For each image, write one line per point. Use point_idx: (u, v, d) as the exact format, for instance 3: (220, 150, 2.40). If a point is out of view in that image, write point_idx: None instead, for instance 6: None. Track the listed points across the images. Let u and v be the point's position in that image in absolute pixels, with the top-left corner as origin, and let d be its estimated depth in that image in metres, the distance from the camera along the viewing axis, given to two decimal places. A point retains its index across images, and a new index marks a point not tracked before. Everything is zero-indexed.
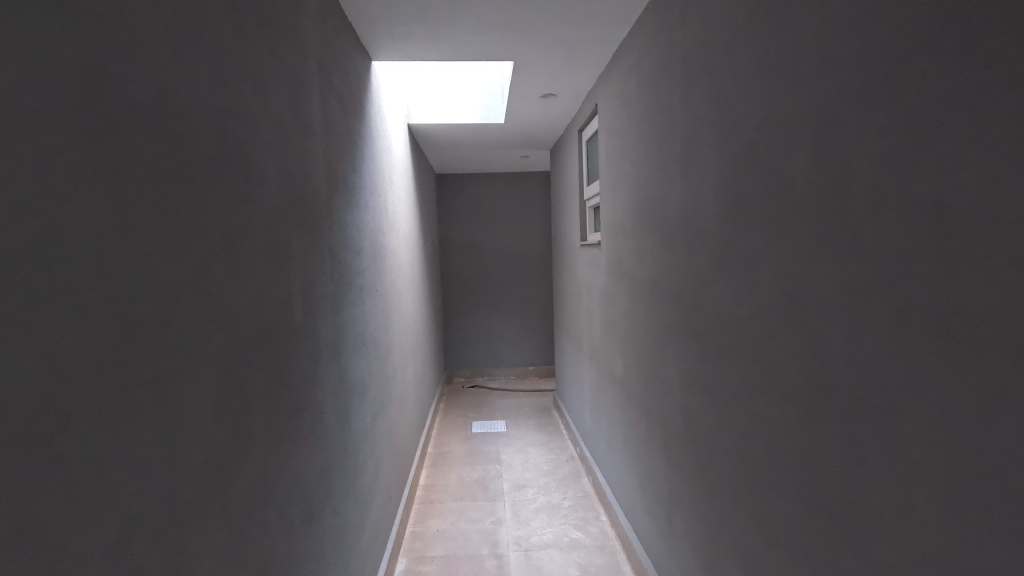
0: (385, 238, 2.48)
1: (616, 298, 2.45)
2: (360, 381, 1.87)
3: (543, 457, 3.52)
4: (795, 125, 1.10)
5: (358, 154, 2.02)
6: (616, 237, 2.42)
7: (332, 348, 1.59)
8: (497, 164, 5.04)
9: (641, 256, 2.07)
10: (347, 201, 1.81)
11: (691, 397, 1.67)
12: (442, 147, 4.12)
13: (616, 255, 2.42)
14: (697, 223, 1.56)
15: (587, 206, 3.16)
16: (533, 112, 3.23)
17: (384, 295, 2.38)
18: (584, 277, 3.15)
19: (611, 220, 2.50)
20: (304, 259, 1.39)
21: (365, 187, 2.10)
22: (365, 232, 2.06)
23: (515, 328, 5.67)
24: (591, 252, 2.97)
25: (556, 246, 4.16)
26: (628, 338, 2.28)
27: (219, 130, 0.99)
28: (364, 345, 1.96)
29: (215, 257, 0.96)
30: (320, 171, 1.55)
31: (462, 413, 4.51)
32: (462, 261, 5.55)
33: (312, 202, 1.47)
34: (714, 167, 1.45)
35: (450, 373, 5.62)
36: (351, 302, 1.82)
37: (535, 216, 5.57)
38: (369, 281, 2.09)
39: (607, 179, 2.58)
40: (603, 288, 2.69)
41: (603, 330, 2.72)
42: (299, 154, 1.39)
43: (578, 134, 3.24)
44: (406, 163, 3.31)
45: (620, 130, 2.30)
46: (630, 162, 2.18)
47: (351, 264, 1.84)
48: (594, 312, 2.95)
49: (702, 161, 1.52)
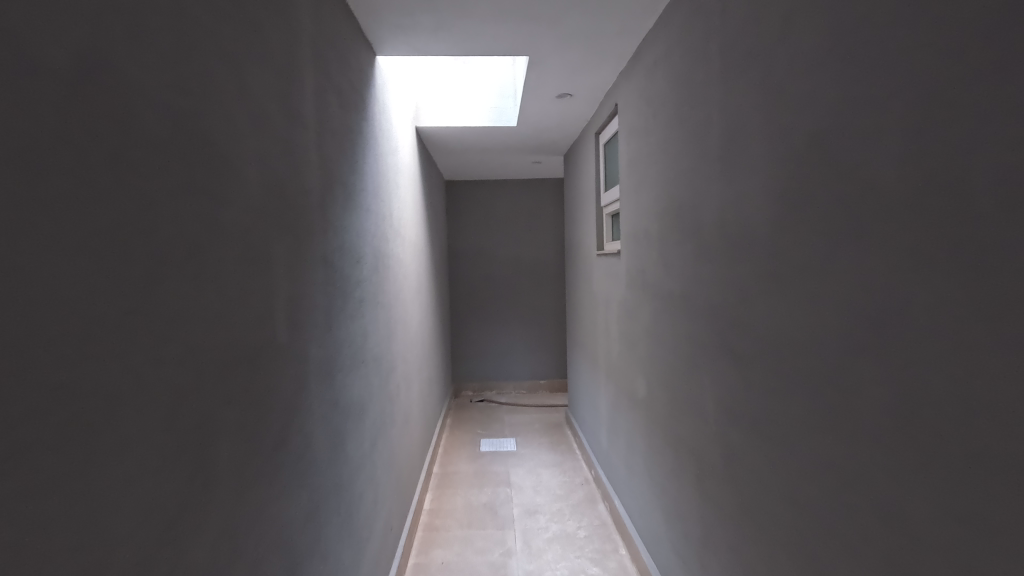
0: (388, 245, 2.31)
1: (638, 312, 2.26)
2: (358, 404, 1.70)
3: (555, 479, 3.32)
4: (870, 111, 0.93)
5: (359, 155, 1.86)
6: (639, 246, 2.23)
7: (325, 370, 1.41)
8: (508, 170, 4.88)
9: (668, 266, 1.88)
10: (344, 205, 1.64)
11: (729, 426, 1.48)
12: (451, 152, 3.96)
13: (638, 267, 2.24)
14: (738, 229, 1.38)
15: (604, 213, 2.99)
16: (547, 113, 3.07)
17: (386, 308, 2.21)
18: (601, 288, 2.96)
19: (633, 228, 2.32)
20: (292, 268, 1.22)
21: (366, 190, 1.94)
22: (366, 239, 1.89)
23: (526, 340, 5.47)
24: (610, 262, 2.78)
25: (570, 256, 3.98)
26: (652, 357, 2.10)
27: (185, 113, 0.83)
28: (363, 364, 1.78)
29: (174, 264, 0.79)
30: (315, 169, 1.39)
31: (470, 429, 4.31)
32: (472, 270, 5.38)
33: (305, 204, 1.31)
34: (763, 166, 1.26)
35: (458, 386, 5.43)
36: (349, 316, 1.65)
37: (547, 224, 5.40)
38: (370, 293, 1.92)
39: (628, 184, 2.40)
40: (622, 301, 2.50)
41: (622, 347, 2.53)
42: (289, 149, 1.23)
43: (595, 137, 3.07)
44: (412, 166, 3.14)
45: (644, 130, 2.13)
46: (656, 165, 2.00)
47: (350, 275, 1.67)
48: (611, 326, 2.75)
49: (745, 159, 1.34)
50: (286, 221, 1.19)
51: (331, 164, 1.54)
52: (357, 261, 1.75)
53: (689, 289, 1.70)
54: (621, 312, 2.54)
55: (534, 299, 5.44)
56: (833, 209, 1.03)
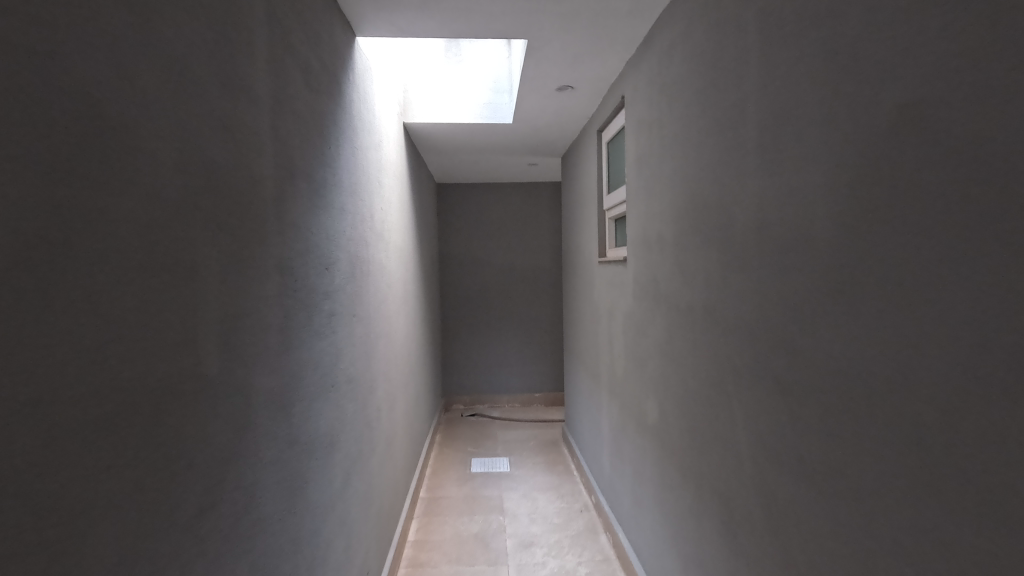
0: (368, 251, 2.06)
1: (648, 327, 2.03)
2: (325, 439, 1.44)
3: (552, 505, 3.06)
4: (986, 73, 0.70)
5: (332, 146, 1.61)
6: (649, 254, 2.00)
7: (279, 403, 1.16)
8: (503, 172, 4.65)
9: (688, 276, 1.66)
10: (311, 204, 1.39)
11: (769, 469, 1.24)
12: (442, 151, 3.72)
13: (649, 276, 2.01)
14: (784, 233, 1.15)
15: (608, 217, 2.76)
16: (546, 109, 2.85)
17: (365, 324, 1.96)
18: (604, 298, 2.72)
19: (641, 234, 2.09)
20: (234, 278, 0.97)
21: (341, 187, 1.69)
22: (339, 243, 1.64)
23: (520, 351, 5.22)
24: (614, 269, 2.54)
25: (568, 263, 3.74)
26: (668, 378, 1.86)
27: (55, 65, 0.60)
28: (333, 391, 1.53)
29: (18, 277, 0.55)
30: (271, 157, 1.14)
31: (461, 447, 4.05)
32: (465, 277, 5.13)
33: (256, 197, 1.06)
34: (819, 155, 1.03)
35: (449, 400, 5.16)
36: (315, 336, 1.39)
37: (543, 229, 5.16)
38: (343, 306, 1.66)
39: (635, 186, 2.17)
40: (629, 314, 2.27)
41: (629, 366, 2.29)
42: (235, 128, 0.99)
43: (598, 134, 2.84)
44: (399, 164, 2.89)
45: (657, 124, 1.91)
46: (672, 162, 1.78)
47: (317, 286, 1.41)
48: (616, 341, 2.51)
49: (794, 148, 1.11)
50: (225, 220, 0.95)
51: (295, 153, 1.29)
52: (326, 267, 1.50)
53: (717, 304, 1.47)
54: (627, 327, 2.30)
55: (530, 307, 5.20)
56: (926, 206, 0.80)
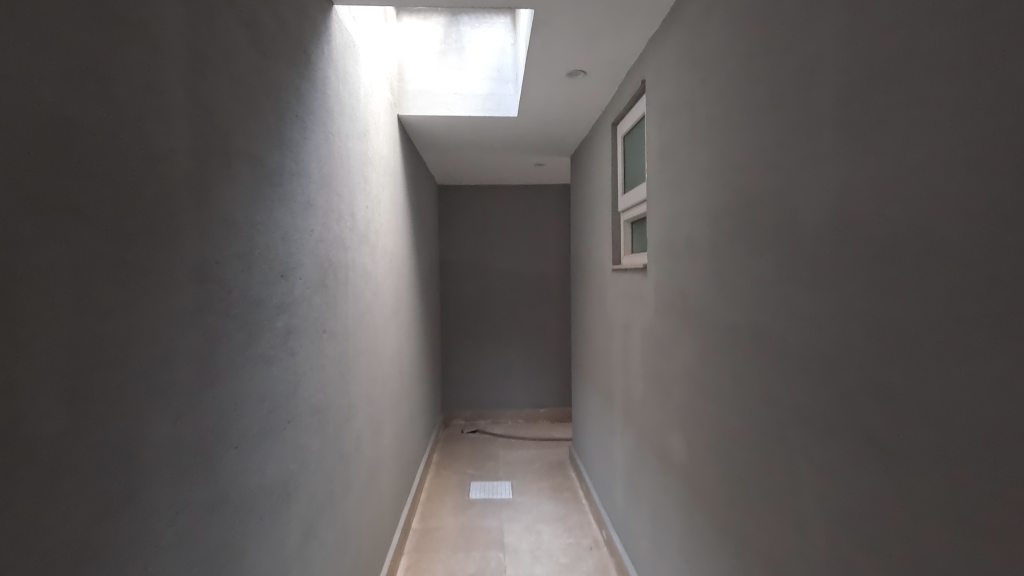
0: (347, 256, 1.77)
1: (673, 347, 1.74)
2: (273, 491, 1.14)
3: (558, 540, 2.75)
4: None
5: (296, 127, 1.33)
6: (674, 262, 1.71)
7: (195, 459, 0.86)
8: (509, 173, 4.37)
9: (731, 289, 1.36)
10: (259, 195, 1.10)
11: (854, 546, 0.94)
12: (443, 149, 3.46)
13: (674, 288, 1.71)
14: (875, 233, 0.86)
15: (624, 220, 2.47)
16: (554, 100, 2.58)
17: (340, 342, 1.67)
18: (618, 310, 2.42)
19: (664, 239, 1.80)
20: (118, 292, 0.69)
21: (308, 177, 1.40)
22: (302, 246, 1.35)
23: (524, 363, 4.91)
24: (630, 277, 2.25)
25: (578, 271, 3.44)
26: (701, 410, 1.55)
27: None
28: (287, 428, 1.23)
29: None
30: (195, 130, 0.88)
31: (459, 469, 3.74)
32: (466, 284, 4.84)
33: (161, 178, 0.79)
34: (932, 127, 0.75)
35: (449, 415, 4.86)
36: (261, 362, 1.10)
37: (550, 234, 4.87)
38: (307, 322, 1.37)
39: (656, 184, 1.88)
40: (649, 331, 1.96)
41: (648, 391, 1.99)
42: (125, 82, 0.72)
43: (612, 127, 2.56)
44: (391, 160, 2.61)
45: (685, 110, 1.62)
46: (707, 151, 1.49)
47: (265, 299, 1.12)
48: (633, 360, 2.21)
49: (889, 120, 0.83)
50: (96, 207, 0.66)
51: (236, 128, 1.01)
52: (282, 274, 1.21)
53: (771, 324, 1.17)
54: (646, 346, 2.01)
55: (536, 317, 4.89)
56: None
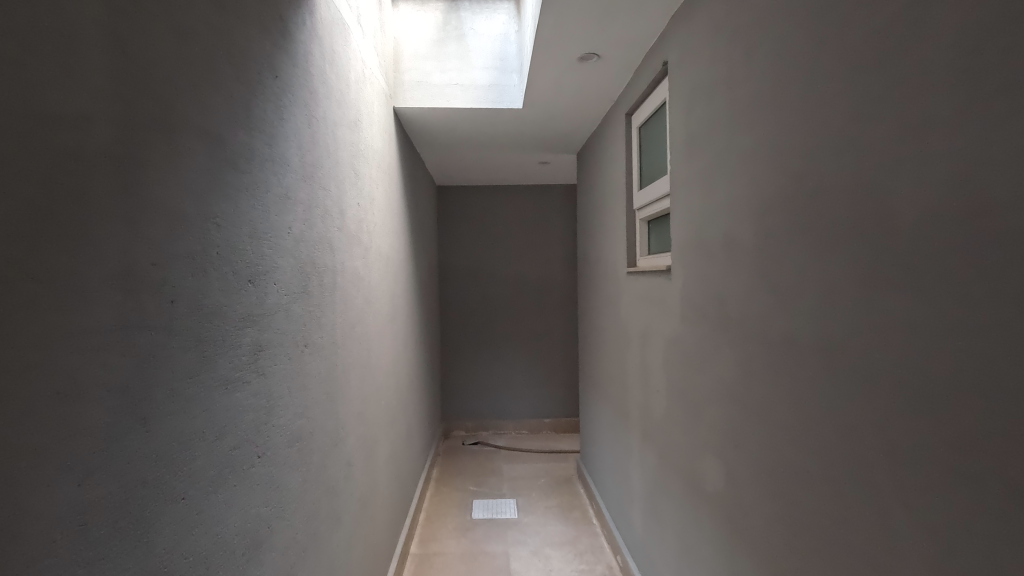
0: (335, 258, 1.56)
1: (705, 360, 1.53)
2: (235, 549, 0.92)
3: (570, 566, 2.54)
4: None
5: (270, 103, 1.11)
6: (707, 263, 1.50)
7: (121, 527, 0.64)
8: (512, 173, 4.18)
9: (784, 292, 1.15)
10: (218, 181, 0.89)
11: None
12: (442, 145, 3.26)
13: (707, 291, 1.50)
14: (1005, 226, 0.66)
15: (641, 218, 2.28)
16: (562, 88, 2.38)
17: (325, 356, 1.45)
18: (635, 316, 2.22)
19: (693, 237, 1.59)
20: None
21: (286, 164, 1.19)
22: (277, 246, 1.13)
23: (527, 371, 4.69)
24: (649, 281, 2.04)
25: (587, 275, 3.23)
26: (743, 434, 1.34)
27: None
28: (257, 467, 1.01)
29: None
30: (121, 93, 0.67)
31: (461, 486, 3.52)
32: (467, 289, 4.64)
33: (62, 151, 0.57)
34: None
35: (449, 426, 4.64)
36: (219, 389, 0.88)
37: (554, 236, 4.66)
38: (283, 336, 1.15)
39: (682, 176, 1.68)
40: (675, 340, 1.75)
41: (674, 408, 1.77)
42: (3, 3, 0.51)
43: (626, 118, 2.37)
44: (385, 154, 2.40)
45: (720, 88, 1.42)
46: (749, 133, 1.28)
47: (226, 311, 0.91)
48: (653, 372, 1.99)
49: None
50: None
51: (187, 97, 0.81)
52: (249, 278, 1.00)
53: (842, 337, 0.96)
54: (671, 358, 1.80)
55: (540, 323, 4.68)
56: None
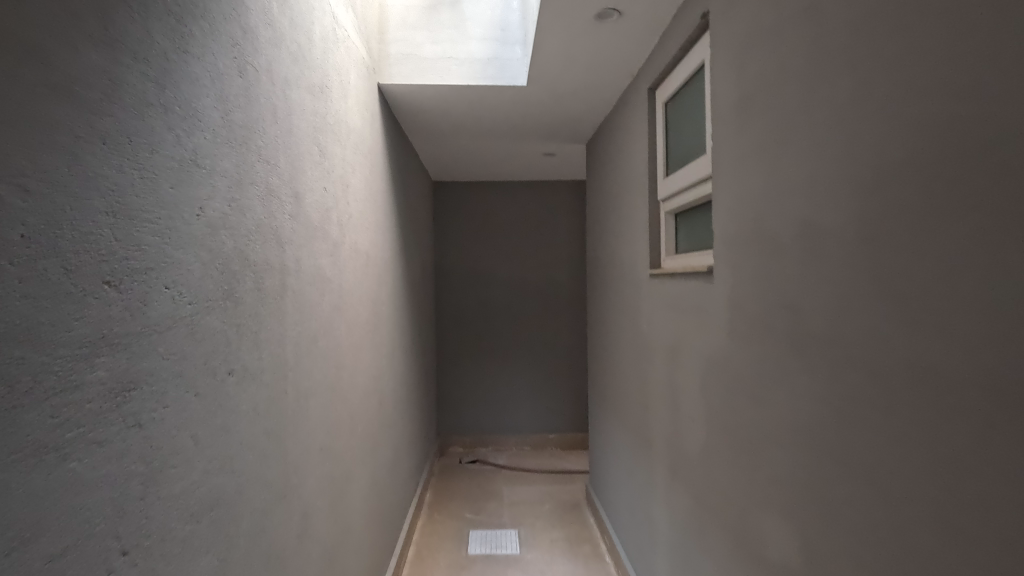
0: (285, 254, 1.21)
1: (767, 389, 1.17)
2: None
3: None
4: None
5: (161, 22, 0.76)
6: (770, 262, 1.14)
7: None
8: (514, 166, 3.83)
9: (908, 300, 0.79)
10: (31, 123, 0.54)
11: None
12: (436, 131, 2.91)
13: (770, 298, 1.15)
14: None
15: (668, 210, 1.93)
16: (573, 58, 2.04)
17: (267, 383, 1.10)
18: (662, 327, 1.86)
19: (748, 227, 1.24)
20: None
21: (196, 118, 0.84)
22: (173, 232, 0.77)
23: (531, 383, 4.33)
24: (680, 286, 1.69)
25: (599, 279, 2.87)
26: (829, 495, 0.99)
27: None
28: (122, 568, 0.66)
29: None
30: None
31: (456, 513, 3.17)
32: (465, 293, 4.29)
33: None
34: None
35: (445, 442, 4.28)
36: (22, 463, 0.52)
37: (560, 236, 4.31)
38: (184, 361, 0.80)
39: (729, 152, 1.33)
40: (719, 360, 1.40)
41: (717, 446, 1.41)
42: None
43: (649, 93, 2.02)
44: (366, 135, 2.05)
45: (789, 28, 1.07)
46: (839, 79, 0.93)
47: (44, 332, 0.55)
48: (686, 397, 1.64)
49: None
50: None
51: None
52: (108, 280, 0.64)
53: None
54: (713, 381, 1.44)
55: (544, 330, 4.32)
56: None
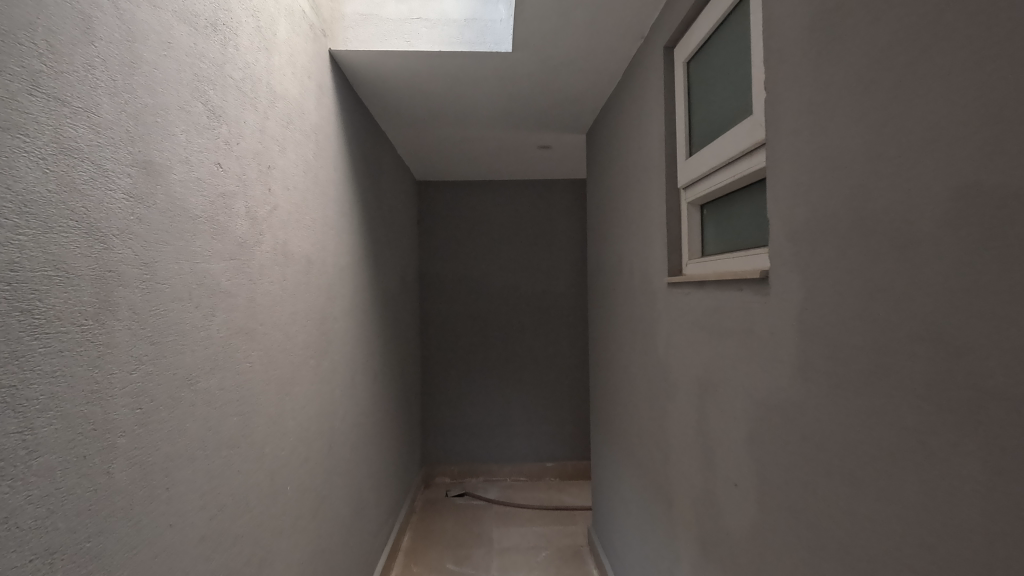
0: (113, 254, 0.76)
1: (880, 472, 0.72)
2: None
3: None
4: None
5: None
6: (884, 266, 0.70)
7: None
8: (506, 163, 3.40)
9: None
10: None
11: None
12: (412, 116, 2.49)
13: (890, 324, 0.70)
14: None
15: (692, 200, 1.49)
16: (568, 11, 1.61)
17: (44, 471, 0.64)
18: (687, 352, 1.42)
19: (838, 212, 0.79)
20: None
21: None
22: None
23: (526, 405, 3.87)
24: (714, 298, 1.25)
25: (604, 289, 2.43)
26: None
27: None
28: None
29: None
30: None
31: (436, 563, 2.71)
32: (452, 305, 3.85)
33: None
34: None
35: (431, 472, 3.82)
36: None
37: (559, 241, 3.87)
38: None
39: (799, 102, 0.89)
40: (783, 410, 0.95)
41: (781, 536, 0.96)
42: None
43: (666, 52, 1.59)
44: (309, 108, 1.62)
45: None
46: None
47: None
48: (724, 451, 1.19)
49: None
50: None
51: None
52: None
53: None
54: (773, 441, 0.99)
55: (541, 346, 3.87)
56: None
